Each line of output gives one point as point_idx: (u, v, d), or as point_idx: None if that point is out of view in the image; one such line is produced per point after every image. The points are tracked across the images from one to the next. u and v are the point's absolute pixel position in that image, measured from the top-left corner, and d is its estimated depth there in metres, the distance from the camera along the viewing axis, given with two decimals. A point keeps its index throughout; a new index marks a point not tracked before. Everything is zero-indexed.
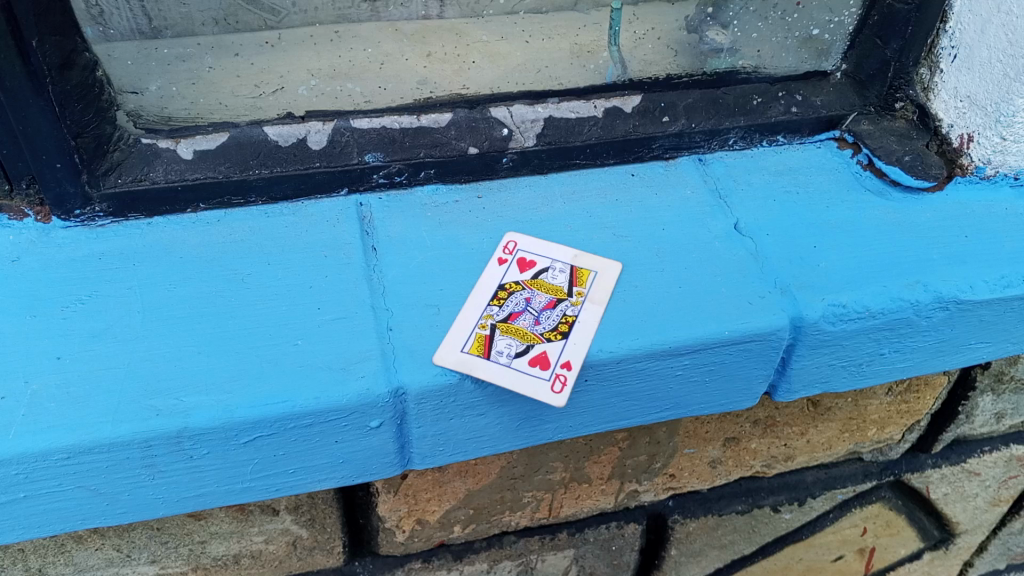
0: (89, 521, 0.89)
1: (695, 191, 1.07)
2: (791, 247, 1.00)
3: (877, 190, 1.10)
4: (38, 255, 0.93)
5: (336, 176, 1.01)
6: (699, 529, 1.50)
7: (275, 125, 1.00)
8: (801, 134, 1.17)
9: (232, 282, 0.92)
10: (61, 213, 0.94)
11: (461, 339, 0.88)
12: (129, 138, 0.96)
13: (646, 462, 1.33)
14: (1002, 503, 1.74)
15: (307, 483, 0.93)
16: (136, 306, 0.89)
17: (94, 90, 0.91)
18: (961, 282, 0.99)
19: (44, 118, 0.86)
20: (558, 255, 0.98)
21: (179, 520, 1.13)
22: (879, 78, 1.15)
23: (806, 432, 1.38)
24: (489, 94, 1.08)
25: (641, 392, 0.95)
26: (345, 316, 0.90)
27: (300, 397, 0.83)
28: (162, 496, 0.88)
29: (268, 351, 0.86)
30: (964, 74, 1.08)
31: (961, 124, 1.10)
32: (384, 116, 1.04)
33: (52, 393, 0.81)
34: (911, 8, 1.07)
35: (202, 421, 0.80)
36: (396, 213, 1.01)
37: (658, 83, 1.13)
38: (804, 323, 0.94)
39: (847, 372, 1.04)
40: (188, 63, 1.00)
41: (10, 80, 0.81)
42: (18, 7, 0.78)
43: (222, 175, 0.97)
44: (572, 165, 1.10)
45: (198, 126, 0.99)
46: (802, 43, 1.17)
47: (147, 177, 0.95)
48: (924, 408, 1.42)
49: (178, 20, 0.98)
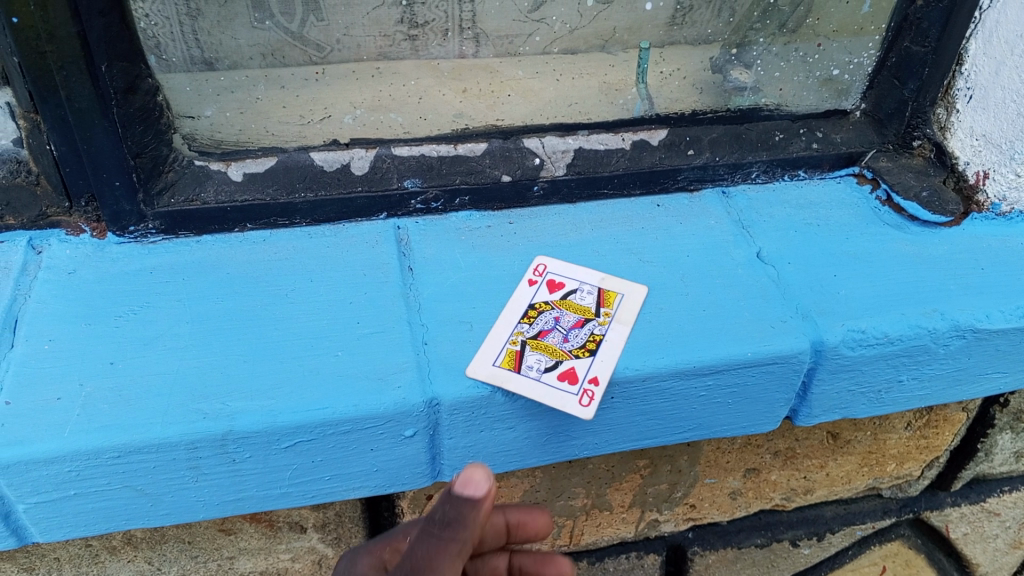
0: (131, 523, 0.92)
1: (719, 221, 1.11)
2: (811, 275, 1.04)
3: (895, 223, 1.14)
4: (92, 268, 0.98)
5: (377, 201, 1.06)
6: (718, 562, 1.52)
7: (321, 151, 1.06)
8: (822, 170, 1.21)
9: (276, 297, 0.97)
10: (117, 229, 1.00)
11: (493, 354, 0.92)
12: (183, 159, 1.01)
13: (666, 491, 1.36)
14: (1022, 546, 1.74)
15: (341, 491, 0.96)
16: (185, 317, 0.94)
17: (155, 113, 0.96)
18: (977, 312, 1.01)
19: (107, 139, 0.91)
20: (586, 277, 1.02)
21: (211, 534, 1.17)
22: (897, 117, 1.19)
23: (825, 465, 1.39)
24: (523, 126, 1.13)
25: (665, 411, 0.98)
26: (383, 330, 0.94)
27: (340, 405, 0.86)
28: (203, 499, 0.92)
29: (310, 361, 0.90)
30: (979, 114, 1.12)
31: (977, 161, 1.14)
32: (423, 144, 1.09)
33: (106, 395, 0.86)
34: (927, 51, 1.11)
35: (247, 425, 0.84)
36: (432, 236, 1.06)
37: (684, 119, 1.17)
38: (825, 347, 0.97)
39: (866, 399, 1.07)
40: (237, 93, 1.04)
41: (80, 102, 0.87)
42: (91, 34, 0.84)
43: (269, 198, 1.02)
44: (601, 196, 1.15)
45: (248, 150, 1.04)
46: (823, 82, 1.22)
47: (198, 198, 1.00)
48: (943, 445, 1.44)
49: (229, 53, 1.01)
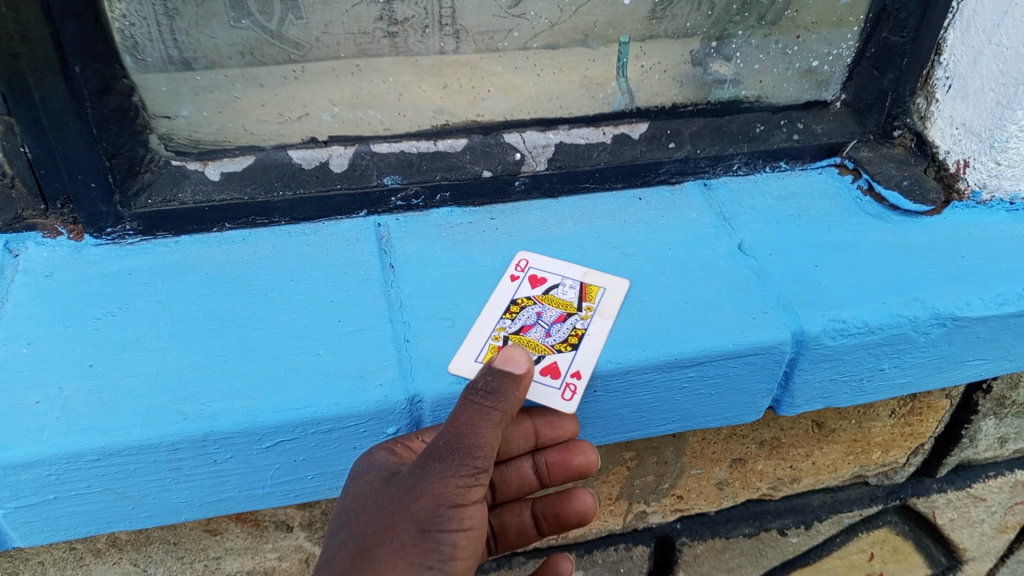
0: (113, 525, 0.92)
1: (700, 214, 1.11)
2: (792, 265, 1.04)
3: (876, 213, 1.14)
4: (70, 270, 0.97)
5: (357, 198, 1.06)
6: (706, 553, 1.52)
7: (299, 150, 1.06)
8: (803, 160, 1.21)
9: (255, 296, 0.96)
10: (94, 230, 0.99)
11: (475, 349, 0.92)
12: (159, 160, 1.01)
13: (653, 482, 1.36)
14: (1008, 530, 1.75)
15: (324, 491, 0.96)
16: (164, 318, 0.93)
17: (131, 114, 0.95)
18: (958, 300, 1.02)
19: (82, 140, 0.90)
20: (568, 272, 1.02)
21: (197, 535, 1.16)
22: (877, 107, 1.20)
23: (811, 454, 1.40)
24: (503, 122, 1.14)
25: (648, 404, 0.98)
26: (364, 327, 0.93)
27: (321, 403, 0.86)
28: (185, 500, 0.92)
29: (291, 361, 0.90)
30: (959, 103, 1.11)
31: (957, 150, 1.13)
32: (403, 141, 1.10)
33: (85, 398, 0.85)
34: (905, 41, 1.12)
35: (227, 425, 0.84)
36: (412, 233, 1.06)
37: (663, 112, 1.18)
38: (806, 337, 0.97)
39: (848, 388, 1.07)
40: (216, 92, 1.02)
41: (54, 104, 0.86)
42: (64, 35, 0.83)
43: (247, 197, 1.02)
44: (582, 189, 1.15)
45: (226, 150, 1.04)
46: (801, 74, 1.21)
47: (176, 198, 1.00)
48: (927, 432, 1.45)
49: (207, 52, 0.99)
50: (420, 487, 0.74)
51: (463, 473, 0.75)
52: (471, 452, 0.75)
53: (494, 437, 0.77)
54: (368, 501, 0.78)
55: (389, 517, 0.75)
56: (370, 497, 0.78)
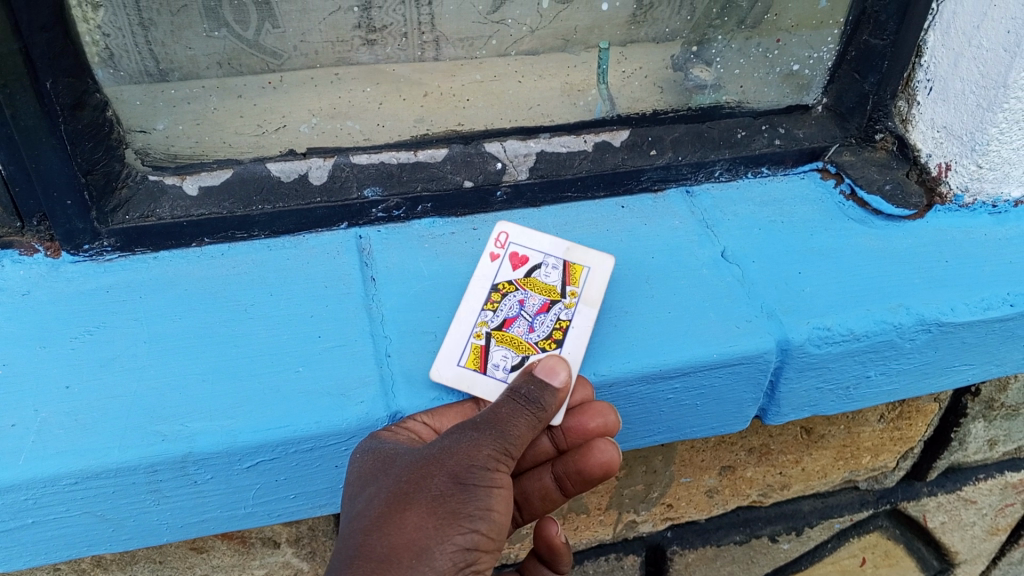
0: (93, 548, 0.91)
1: (683, 221, 1.11)
2: (775, 272, 1.04)
3: (860, 218, 1.14)
4: (47, 289, 0.96)
5: (336, 211, 1.05)
6: (698, 561, 1.51)
7: (278, 161, 1.05)
8: (785, 166, 1.21)
9: (234, 313, 0.95)
10: (72, 247, 0.98)
11: (458, 352, 0.92)
12: (136, 175, 0.99)
13: (643, 491, 1.35)
14: (999, 532, 1.75)
15: (308, 509, 0.95)
16: (143, 336, 0.92)
17: (104, 129, 0.94)
18: (942, 305, 1.01)
19: (56, 157, 0.89)
20: (550, 249, 1.02)
21: (182, 553, 1.15)
22: (859, 111, 1.19)
23: (800, 460, 1.39)
24: (484, 130, 1.12)
25: (633, 415, 0.98)
26: (345, 343, 0.93)
27: (301, 422, 0.85)
28: (166, 521, 0.90)
29: (271, 378, 0.89)
30: (940, 106, 1.10)
31: (938, 153, 1.13)
32: (383, 152, 1.08)
33: (61, 420, 0.84)
34: (886, 44, 1.11)
35: (206, 446, 0.83)
36: (394, 245, 1.05)
37: (645, 119, 1.17)
38: (790, 345, 0.96)
39: (835, 396, 1.07)
40: (192, 104, 1.01)
41: (25, 121, 0.85)
42: (34, 50, 0.82)
43: (226, 211, 1.01)
44: (565, 198, 1.14)
45: (203, 163, 1.03)
46: (784, 78, 1.21)
47: (154, 214, 0.99)
48: (917, 436, 1.45)
49: (184, 62, 0.98)
50: (459, 447, 0.79)
51: (496, 449, 0.79)
52: (506, 434, 0.80)
53: (528, 434, 0.82)
54: (395, 458, 0.79)
55: (424, 469, 0.78)
56: (397, 455, 0.80)
